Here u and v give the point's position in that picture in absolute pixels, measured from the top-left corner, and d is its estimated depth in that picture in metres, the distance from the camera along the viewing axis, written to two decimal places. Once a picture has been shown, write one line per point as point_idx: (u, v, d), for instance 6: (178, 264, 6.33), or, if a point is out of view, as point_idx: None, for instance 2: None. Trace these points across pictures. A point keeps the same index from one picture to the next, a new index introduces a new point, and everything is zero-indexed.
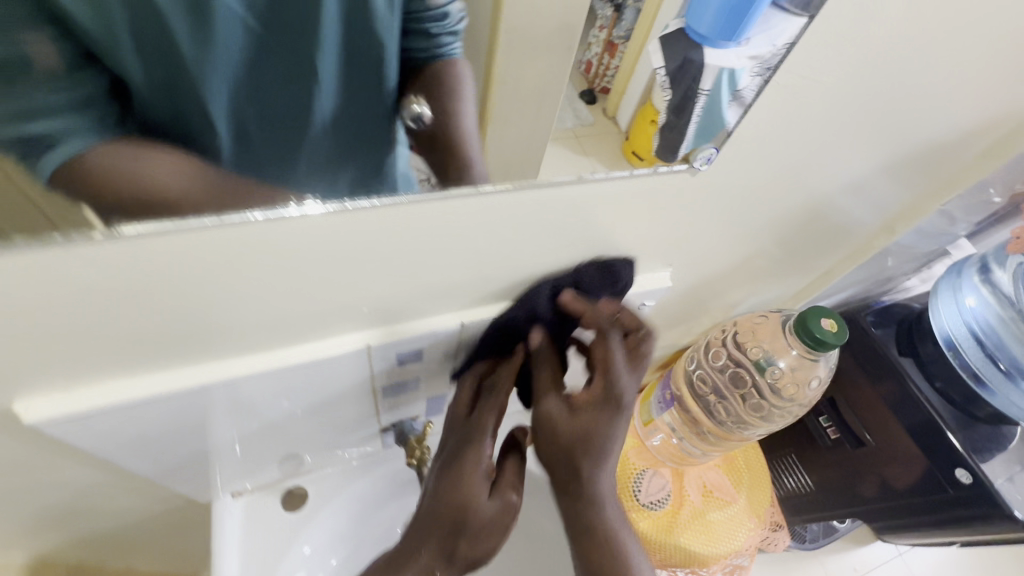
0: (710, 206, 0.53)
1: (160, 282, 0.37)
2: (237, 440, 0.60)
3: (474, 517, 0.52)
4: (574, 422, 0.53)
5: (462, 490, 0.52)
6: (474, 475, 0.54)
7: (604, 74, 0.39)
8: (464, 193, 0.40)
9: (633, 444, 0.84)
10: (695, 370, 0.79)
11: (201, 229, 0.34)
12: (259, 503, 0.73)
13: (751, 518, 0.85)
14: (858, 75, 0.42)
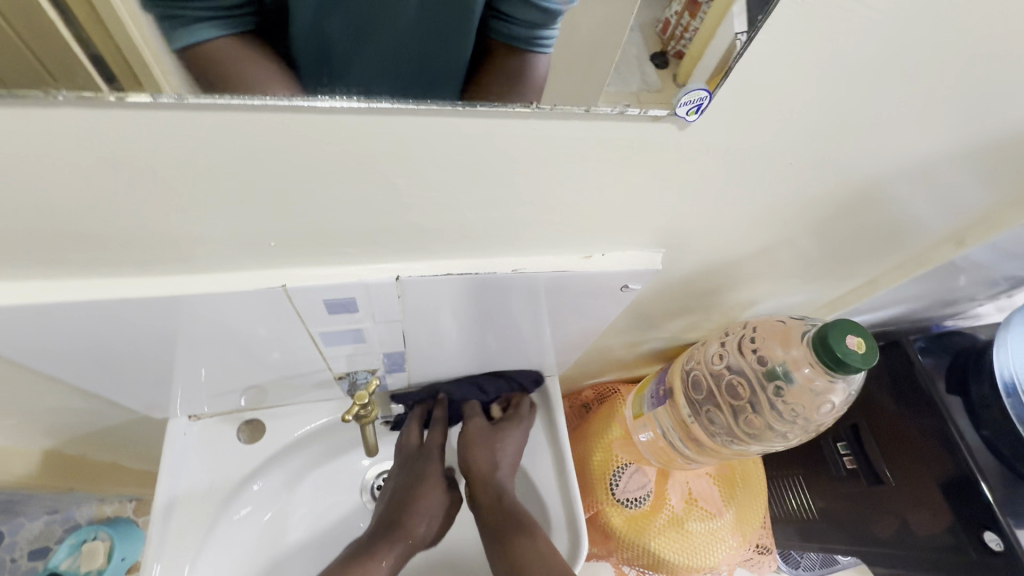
0: (796, 198, 0.42)
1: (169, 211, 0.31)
2: (212, 370, 0.53)
3: (418, 513, 0.61)
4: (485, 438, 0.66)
5: (425, 486, 0.63)
6: (431, 476, 0.65)
7: (681, 38, 0.28)
8: (550, 118, 0.28)
9: (621, 435, 0.81)
10: (690, 368, 0.65)
11: (260, 107, 0.24)
12: (215, 430, 0.65)
13: (734, 535, 0.79)
14: (991, 34, 0.30)
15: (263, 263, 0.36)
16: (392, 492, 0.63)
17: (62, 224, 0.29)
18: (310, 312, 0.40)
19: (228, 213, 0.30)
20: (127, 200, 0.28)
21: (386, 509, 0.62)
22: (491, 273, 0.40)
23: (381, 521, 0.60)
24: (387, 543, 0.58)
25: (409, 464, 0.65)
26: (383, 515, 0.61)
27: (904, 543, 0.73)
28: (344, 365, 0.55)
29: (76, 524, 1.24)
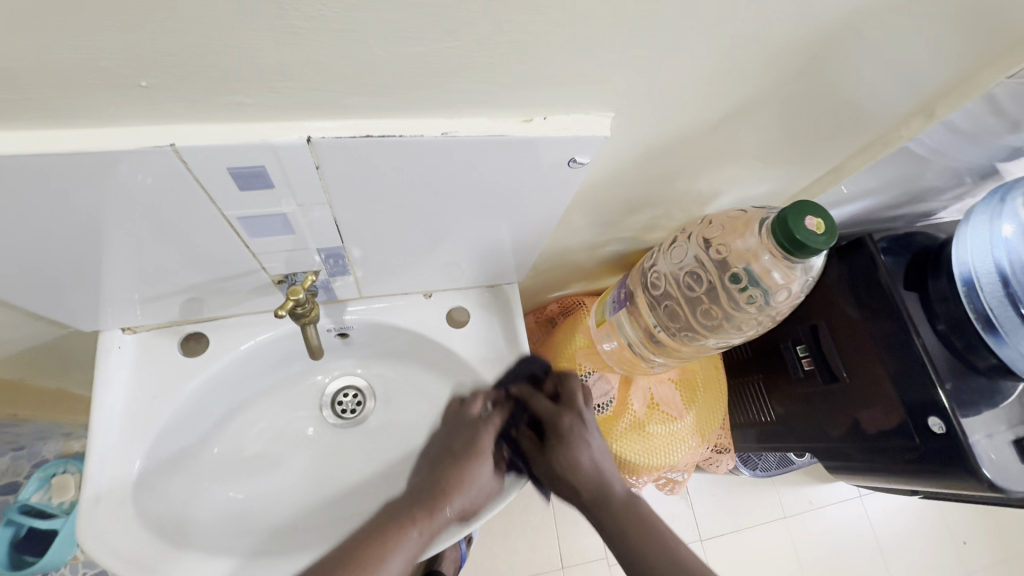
0: (751, 56, 0.37)
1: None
2: (128, 275, 0.49)
3: (465, 485, 0.61)
4: (578, 433, 0.66)
5: (476, 461, 0.63)
6: (484, 447, 0.64)
7: None
8: None
9: (584, 344, 0.81)
10: (651, 267, 0.63)
11: None
12: (155, 342, 0.61)
13: (694, 437, 0.81)
14: None
15: (142, 114, 0.31)
16: (437, 468, 0.64)
17: None
18: (217, 184, 0.36)
19: (60, 42, 0.25)
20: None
21: (431, 477, 0.63)
22: (416, 135, 0.36)
23: (426, 491, 0.61)
24: (425, 512, 0.59)
25: (463, 440, 0.65)
26: (427, 485, 0.62)
27: (855, 436, 0.76)
28: (279, 265, 0.51)
29: (44, 458, 1.25)
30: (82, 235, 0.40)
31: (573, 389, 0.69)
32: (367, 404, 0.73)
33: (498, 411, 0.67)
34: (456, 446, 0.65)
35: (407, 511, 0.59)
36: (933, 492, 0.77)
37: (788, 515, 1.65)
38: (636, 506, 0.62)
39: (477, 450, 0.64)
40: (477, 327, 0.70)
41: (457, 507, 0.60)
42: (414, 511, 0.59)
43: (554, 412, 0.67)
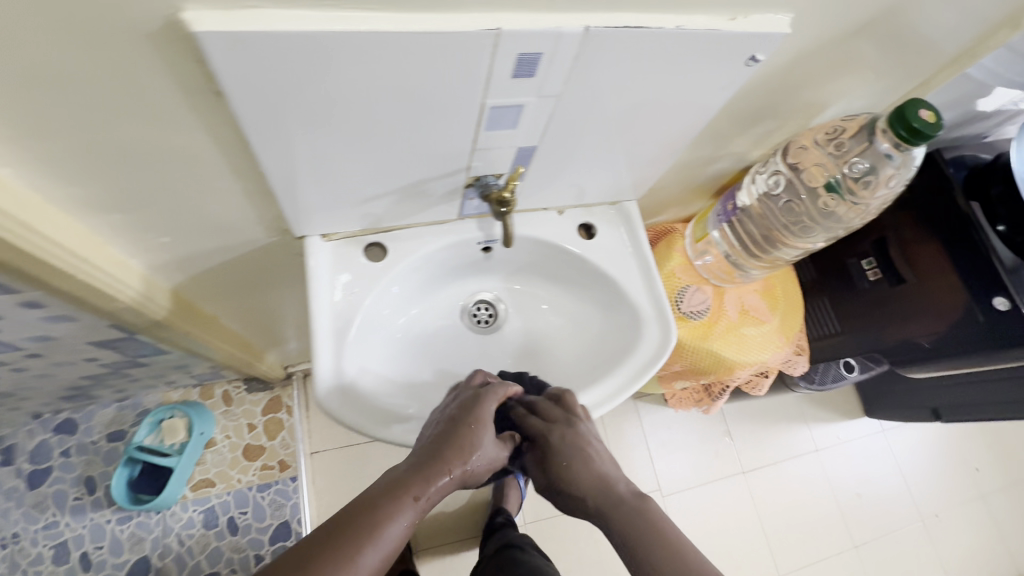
0: None
1: None
2: (364, 177, 0.58)
3: (467, 453, 0.58)
4: (568, 450, 0.63)
5: (477, 429, 0.59)
6: (484, 419, 0.61)
7: None
8: None
9: (681, 261, 0.92)
10: (771, 168, 0.77)
11: None
12: (346, 250, 0.71)
13: (780, 337, 0.93)
14: None
15: (480, 5, 0.40)
16: (433, 432, 0.59)
17: None
18: (501, 71, 0.46)
19: None
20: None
21: (430, 442, 0.58)
22: (660, 27, 0.46)
23: (423, 451, 0.57)
24: (422, 470, 0.55)
25: (459, 411, 0.61)
26: (425, 447, 0.58)
27: (923, 327, 0.89)
28: (480, 166, 0.61)
29: (145, 408, 1.32)
30: (371, 127, 0.50)
31: (555, 406, 0.67)
32: (499, 309, 0.84)
33: (495, 391, 0.63)
34: (452, 415, 0.61)
35: (408, 471, 0.54)
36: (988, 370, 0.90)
37: (820, 448, 1.73)
38: (650, 518, 0.57)
39: (474, 418, 0.60)
40: (604, 237, 0.81)
41: (458, 473, 0.57)
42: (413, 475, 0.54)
43: (546, 426, 0.65)
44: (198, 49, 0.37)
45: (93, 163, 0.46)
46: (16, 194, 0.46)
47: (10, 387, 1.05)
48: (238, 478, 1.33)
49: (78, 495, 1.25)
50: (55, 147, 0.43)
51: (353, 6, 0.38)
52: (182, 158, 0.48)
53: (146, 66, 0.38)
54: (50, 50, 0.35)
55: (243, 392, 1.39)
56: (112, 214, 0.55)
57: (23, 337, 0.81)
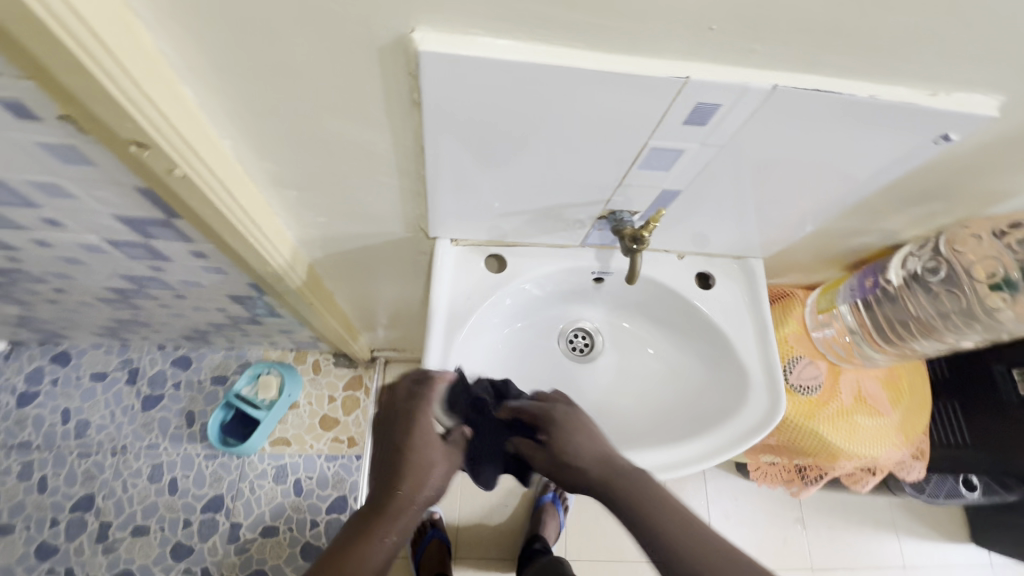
0: None
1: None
2: (507, 195, 0.61)
3: (421, 472, 0.58)
4: (565, 424, 0.62)
5: (425, 450, 0.59)
6: (426, 438, 0.60)
7: None
8: None
9: (796, 329, 0.86)
10: (928, 251, 0.71)
11: None
12: (469, 257, 0.74)
13: (898, 434, 0.84)
14: None
15: (677, 53, 0.41)
16: (383, 463, 0.60)
17: None
18: (676, 116, 0.46)
19: None
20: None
21: (382, 473, 0.59)
22: (852, 95, 0.44)
23: (380, 491, 0.57)
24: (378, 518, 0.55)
25: (397, 427, 0.61)
26: (378, 490, 0.58)
27: None
28: (619, 201, 0.61)
29: (247, 360, 1.45)
30: (532, 152, 0.52)
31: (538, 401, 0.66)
32: (597, 341, 0.83)
33: (424, 403, 0.61)
34: (393, 433, 0.60)
35: (366, 520, 0.55)
36: None
37: (909, 566, 1.52)
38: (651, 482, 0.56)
39: (416, 442, 0.59)
40: (722, 291, 0.78)
41: (412, 506, 0.57)
42: (370, 523, 0.55)
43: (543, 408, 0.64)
44: (417, 65, 0.41)
45: (292, 146, 0.53)
46: (227, 163, 0.54)
47: (152, 319, 1.20)
48: (310, 444, 1.41)
49: (178, 425, 1.40)
50: (268, 129, 0.50)
51: (557, 43, 0.40)
52: (363, 152, 0.54)
53: (367, 73, 0.43)
54: (297, 50, 0.41)
55: (330, 365, 1.49)
56: (288, 191, 0.62)
57: (179, 280, 0.92)
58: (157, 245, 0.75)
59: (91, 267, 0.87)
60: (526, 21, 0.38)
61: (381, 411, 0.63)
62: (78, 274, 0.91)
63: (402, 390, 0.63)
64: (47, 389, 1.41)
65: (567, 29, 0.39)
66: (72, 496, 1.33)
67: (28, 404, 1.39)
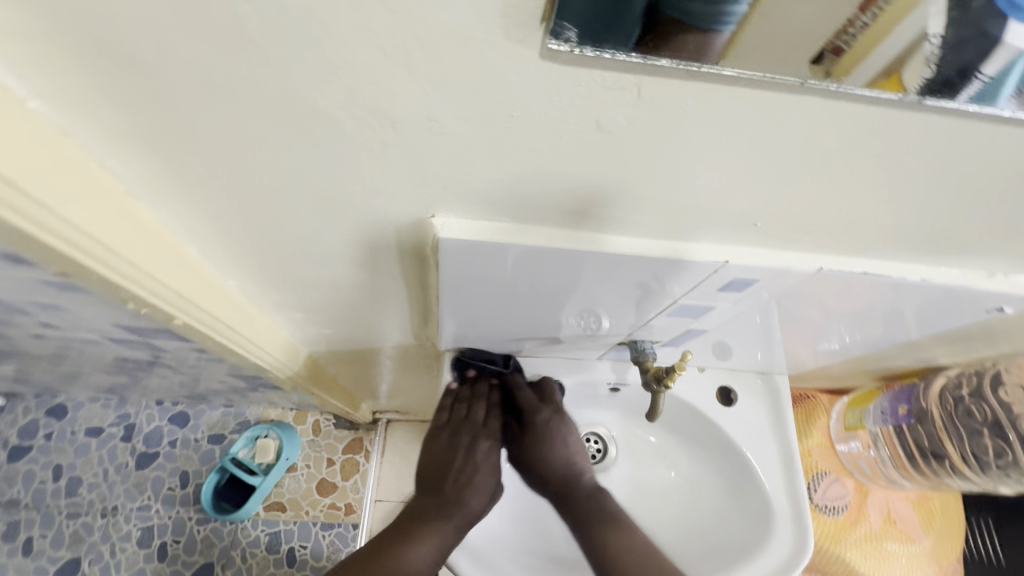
0: None
1: (685, 197, 0.33)
2: (519, 327, 0.58)
3: (469, 487, 0.65)
4: (551, 431, 0.68)
5: (472, 466, 0.66)
6: (485, 458, 0.68)
7: None
8: None
9: (821, 442, 0.81)
10: (963, 393, 0.69)
11: (835, 94, 0.25)
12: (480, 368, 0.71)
13: (931, 564, 0.79)
14: None
15: (714, 239, 0.38)
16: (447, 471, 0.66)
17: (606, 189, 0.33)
18: (711, 284, 0.43)
19: (746, 193, 0.33)
20: (717, 173, 0.31)
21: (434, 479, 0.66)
22: (903, 278, 0.41)
23: (444, 493, 0.65)
24: (442, 517, 0.62)
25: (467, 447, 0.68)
26: (430, 499, 0.64)
27: None
28: (642, 334, 0.58)
29: (246, 419, 1.41)
30: (551, 301, 0.49)
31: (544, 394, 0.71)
32: (610, 450, 0.78)
33: (479, 433, 0.68)
34: (456, 450, 0.67)
35: (428, 515, 0.62)
36: None
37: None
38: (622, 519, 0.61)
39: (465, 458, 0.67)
40: (744, 408, 0.74)
41: (466, 515, 0.64)
42: (431, 516, 0.62)
43: (536, 407, 0.69)
44: (434, 244, 0.38)
45: (303, 284, 0.51)
46: (231, 297, 0.51)
47: (151, 382, 1.18)
48: (306, 511, 1.36)
49: (172, 486, 1.36)
50: (280, 273, 0.48)
51: (587, 227, 0.37)
52: (375, 290, 0.51)
53: (381, 240, 0.40)
54: (308, 222, 0.38)
55: (331, 426, 1.44)
56: (293, 312, 0.59)
57: (178, 362, 0.89)
58: (156, 344, 0.72)
59: (89, 351, 0.85)
60: (553, 211, 0.35)
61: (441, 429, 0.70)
62: (76, 353, 0.89)
63: (458, 410, 0.70)
64: (41, 443, 1.38)
65: (599, 219, 0.36)
66: (59, 559, 1.28)
67: (20, 460, 1.36)
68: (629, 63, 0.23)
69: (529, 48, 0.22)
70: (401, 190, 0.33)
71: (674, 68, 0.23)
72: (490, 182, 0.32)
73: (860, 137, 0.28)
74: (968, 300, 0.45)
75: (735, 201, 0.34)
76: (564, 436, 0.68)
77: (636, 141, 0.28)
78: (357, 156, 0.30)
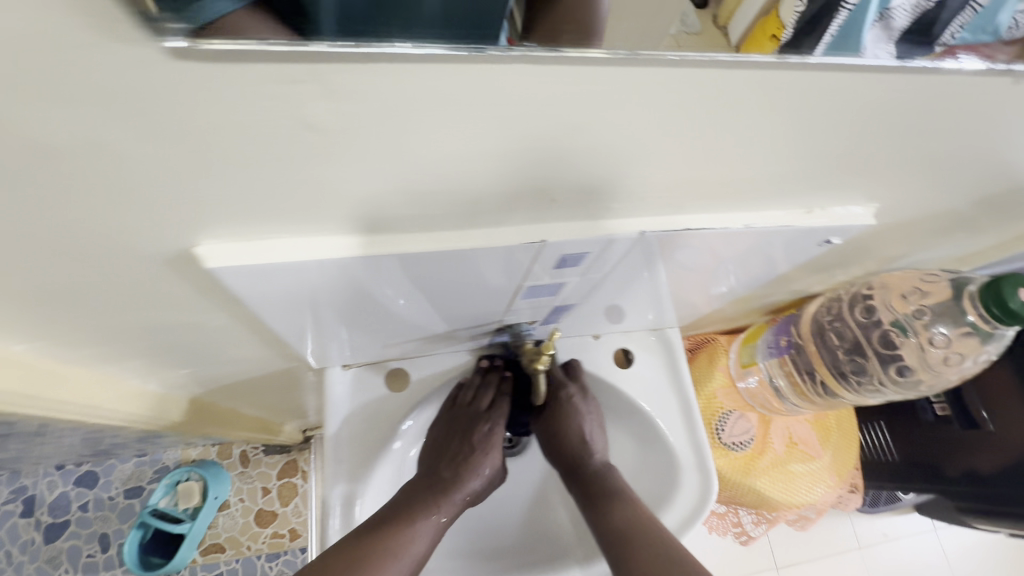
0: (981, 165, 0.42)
1: (459, 186, 0.31)
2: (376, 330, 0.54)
3: (472, 473, 0.63)
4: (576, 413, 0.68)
5: (479, 452, 0.64)
6: (485, 444, 0.65)
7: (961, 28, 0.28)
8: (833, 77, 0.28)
9: (723, 383, 0.83)
10: (830, 319, 0.71)
11: (539, 56, 0.23)
12: (368, 378, 0.67)
13: (831, 476, 0.85)
14: None
15: (522, 221, 0.36)
16: (447, 457, 0.63)
17: (366, 189, 0.30)
18: (543, 264, 0.41)
19: (518, 172, 0.31)
20: (477, 155, 0.28)
21: (436, 462, 0.63)
22: (724, 228, 0.41)
23: (436, 478, 0.62)
24: (439, 500, 0.60)
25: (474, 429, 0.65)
26: (425, 484, 0.61)
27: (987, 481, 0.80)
28: (513, 318, 0.57)
29: (163, 465, 1.31)
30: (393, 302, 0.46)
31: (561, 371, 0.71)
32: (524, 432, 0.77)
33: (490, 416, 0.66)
34: (464, 436, 0.65)
35: (422, 500, 0.59)
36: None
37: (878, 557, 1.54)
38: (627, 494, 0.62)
39: (475, 443, 0.64)
40: (642, 367, 0.75)
41: (457, 498, 0.61)
42: (427, 499, 0.60)
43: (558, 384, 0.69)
44: (214, 273, 0.34)
45: (112, 332, 0.45)
46: (27, 362, 0.45)
47: (36, 450, 1.06)
48: (247, 545, 1.30)
49: (91, 552, 1.25)
50: (74, 327, 0.42)
51: (377, 229, 0.34)
52: (199, 324, 0.46)
53: (159, 277, 0.35)
54: (57, 274, 0.33)
55: (260, 454, 1.36)
56: (126, 359, 0.53)
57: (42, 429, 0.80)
58: None
59: None
60: (327, 220, 0.32)
61: (450, 416, 0.67)
62: None
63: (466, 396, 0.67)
64: None
65: (384, 220, 0.33)
66: None
67: None
68: (275, 48, 0.20)
69: (145, 45, 0.19)
70: (134, 224, 0.29)
71: (334, 49, 0.20)
72: (231, 197, 0.28)
73: (595, 102, 0.26)
74: (795, 238, 0.46)
75: (513, 180, 0.31)
76: (584, 415, 0.68)
77: (355, 134, 0.25)
78: (46, 195, 0.26)
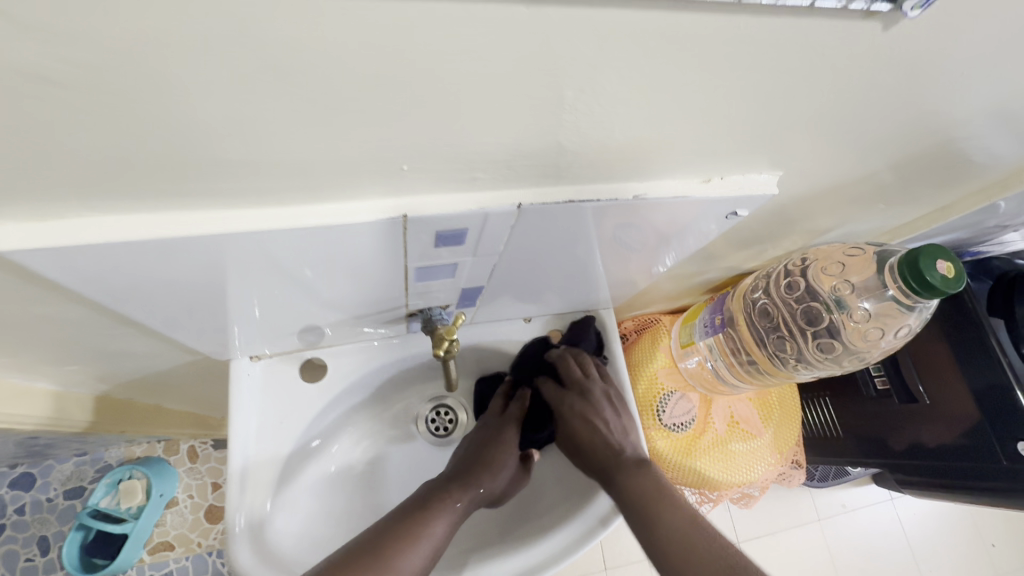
0: (888, 134, 0.40)
1: (275, 158, 0.27)
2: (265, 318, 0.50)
3: (497, 468, 0.63)
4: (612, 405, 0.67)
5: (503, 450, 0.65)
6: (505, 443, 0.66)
7: None
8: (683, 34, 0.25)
9: (665, 363, 0.82)
10: (759, 298, 0.70)
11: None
12: (280, 370, 0.63)
13: (772, 454, 0.84)
14: None
15: (378, 193, 0.33)
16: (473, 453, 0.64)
17: (159, 164, 0.26)
18: (420, 242, 0.38)
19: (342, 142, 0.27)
20: (277, 120, 0.25)
21: (463, 459, 0.64)
22: (611, 200, 0.38)
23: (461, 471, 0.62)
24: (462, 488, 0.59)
25: (490, 434, 0.67)
26: (450, 476, 0.61)
27: (918, 453, 0.80)
28: (420, 302, 0.53)
29: (105, 463, 1.26)
30: (270, 287, 0.42)
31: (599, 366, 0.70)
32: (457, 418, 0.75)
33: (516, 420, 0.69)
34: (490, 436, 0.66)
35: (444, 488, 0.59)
36: (980, 505, 0.78)
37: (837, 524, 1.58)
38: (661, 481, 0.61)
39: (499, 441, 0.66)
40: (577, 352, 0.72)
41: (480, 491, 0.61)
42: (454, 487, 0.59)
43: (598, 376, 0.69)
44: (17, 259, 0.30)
45: None
46: None
47: None
48: (198, 542, 1.27)
49: (30, 556, 1.21)
50: None
51: (202, 206, 0.30)
52: (55, 318, 0.42)
53: None
54: None
55: (209, 450, 1.31)
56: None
57: None
58: None
59: None
60: (133, 198, 0.28)
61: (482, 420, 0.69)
62: None
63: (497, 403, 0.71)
64: None
65: (205, 197, 0.30)
66: None
67: None
68: None
69: None
70: None
71: None
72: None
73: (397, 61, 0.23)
74: (698, 212, 0.44)
75: (341, 152, 0.28)
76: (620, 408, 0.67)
77: (100, 96, 0.21)
78: None
